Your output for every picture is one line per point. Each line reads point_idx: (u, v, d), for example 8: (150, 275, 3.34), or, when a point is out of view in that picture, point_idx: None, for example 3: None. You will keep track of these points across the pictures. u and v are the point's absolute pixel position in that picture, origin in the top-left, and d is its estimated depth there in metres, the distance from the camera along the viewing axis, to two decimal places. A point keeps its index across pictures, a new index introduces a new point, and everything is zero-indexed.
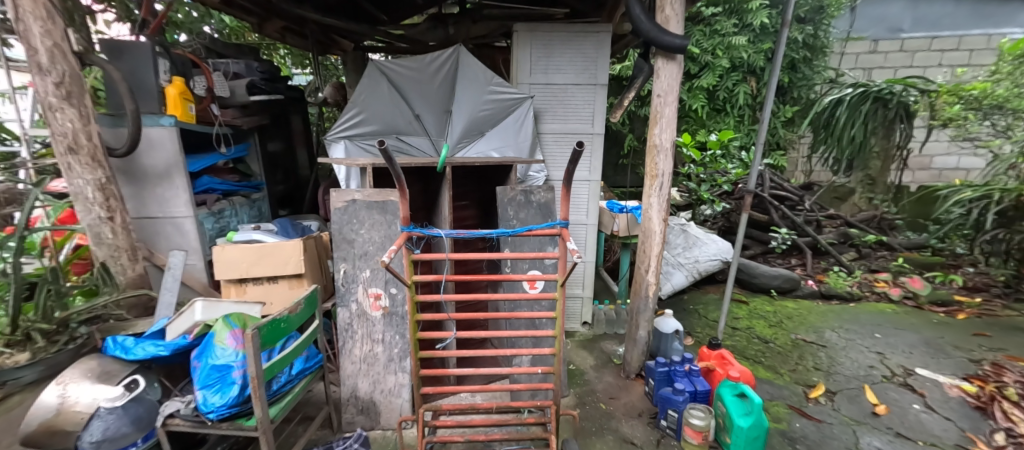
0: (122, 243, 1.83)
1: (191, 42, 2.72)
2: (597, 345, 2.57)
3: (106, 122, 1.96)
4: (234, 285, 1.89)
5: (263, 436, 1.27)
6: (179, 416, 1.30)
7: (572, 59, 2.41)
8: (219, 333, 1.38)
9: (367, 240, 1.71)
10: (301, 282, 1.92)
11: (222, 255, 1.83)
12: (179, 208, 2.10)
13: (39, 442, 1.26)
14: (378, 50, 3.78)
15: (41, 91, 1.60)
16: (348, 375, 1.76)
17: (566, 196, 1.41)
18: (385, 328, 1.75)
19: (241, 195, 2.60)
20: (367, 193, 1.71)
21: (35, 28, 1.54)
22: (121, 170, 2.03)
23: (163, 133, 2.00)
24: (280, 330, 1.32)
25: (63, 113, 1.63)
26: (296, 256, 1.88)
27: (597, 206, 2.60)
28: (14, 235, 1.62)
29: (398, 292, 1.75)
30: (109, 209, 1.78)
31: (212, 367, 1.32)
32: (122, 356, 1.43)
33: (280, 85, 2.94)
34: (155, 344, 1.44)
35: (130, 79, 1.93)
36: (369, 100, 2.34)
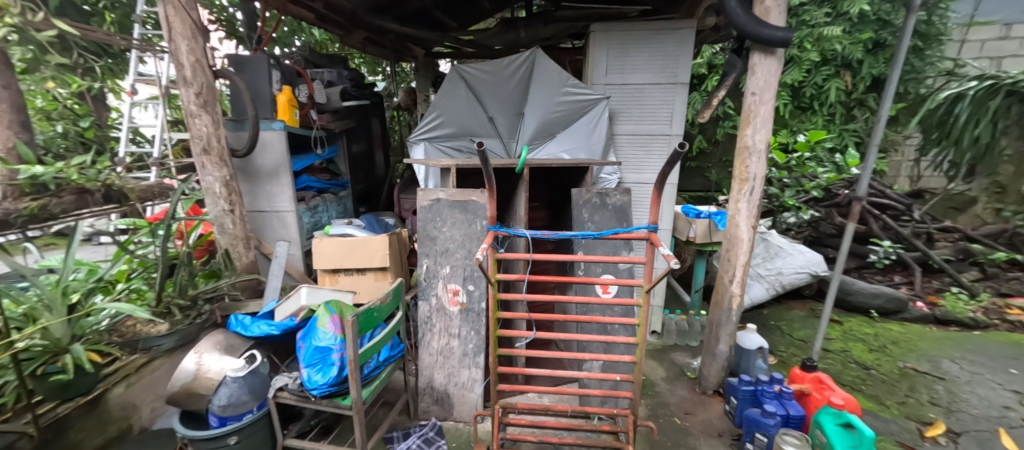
0: (239, 233, 2.08)
1: (292, 55, 3.03)
2: (667, 356, 2.46)
3: (231, 127, 2.25)
4: (327, 275, 2.07)
5: (357, 415, 1.38)
6: (287, 390, 1.45)
7: (651, 58, 2.33)
8: (322, 318, 1.51)
9: (448, 238, 1.78)
10: (385, 275, 2.05)
11: (319, 246, 2.02)
12: (282, 203, 2.34)
13: (180, 401, 1.44)
14: (447, 55, 3.93)
15: (185, 100, 1.87)
16: (425, 365, 1.84)
17: (656, 200, 1.37)
18: (461, 324, 1.81)
19: (331, 193, 2.84)
20: (450, 193, 1.79)
21: (184, 46, 1.81)
22: (240, 169, 2.31)
23: (274, 136, 2.24)
24: (373, 319, 1.43)
25: (200, 119, 1.89)
26: (382, 250, 2.00)
27: (672, 211, 2.50)
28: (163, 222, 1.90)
29: (475, 289, 1.80)
30: (230, 203, 2.03)
31: (315, 348, 1.46)
32: (241, 333, 1.63)
33: (365, 91, 3.17)
34: (268, 323, 1.63)
35: (250, 89, 2.21)
36: (448, 103, 2.46)
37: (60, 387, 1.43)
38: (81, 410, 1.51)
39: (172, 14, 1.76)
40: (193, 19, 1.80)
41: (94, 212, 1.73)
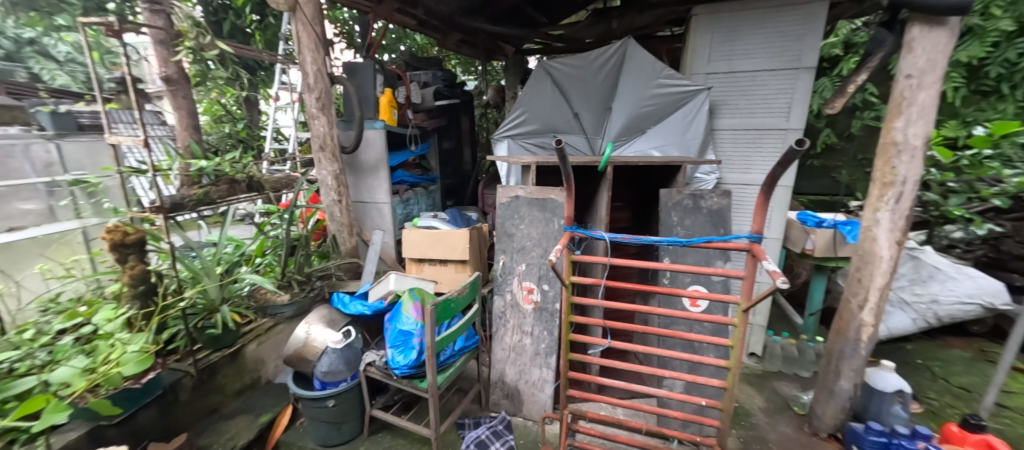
0: (345, 221, 2.34)
1: (396, 60, 3.31)
2: (768, 383, 2.14)
3: (342, 127, 2.54)
4: (414, 263, 2.23)
5: (432, 398, 1.46)
6: (375, 365, 1.59)
7: (766, 41, 2.02)
8: (406, 303, 1.62)
9: (525, 235, 1.78)
10: (465, 268, 2.13)
11: (408, 237, 2.18)
12: (380, 196, 2.58)
13: (293, 363, 1.67)
14: (537, 52, 3.92)
15: (307, 105, 2.15)
16: (498, 359, 1.87)
17: (763, 206, 1.18)
18: (534, 322, 1.80)
19: (422, 187, 3.05)
20: (529, 190, 1.77)
21: (309, 58, 2.08)
22: (348, 164, 2.60)
23: (375, 134, 2.47)
24: (450, 309, 1.48)
25: (319, 121, 2.17)
26: (462, 244, 2.08)
27: (784, 219, 2.17)
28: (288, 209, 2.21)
29: (550, 289, 1.76)
30: (339, 194, 2.30)
31: (399, 331, 1.57)
32: (340, 309, 1.83)
33: (457, 91, 3.32)
34: (362, 304, 1.81)
35: (359, 93, 2.47)
36: (533, 100, 2.45)
37: (211, 339, 1.73)
38: (225, 359, 1.81)
39: (301, 30, 2.04)
40: (316, 33, 2.06)
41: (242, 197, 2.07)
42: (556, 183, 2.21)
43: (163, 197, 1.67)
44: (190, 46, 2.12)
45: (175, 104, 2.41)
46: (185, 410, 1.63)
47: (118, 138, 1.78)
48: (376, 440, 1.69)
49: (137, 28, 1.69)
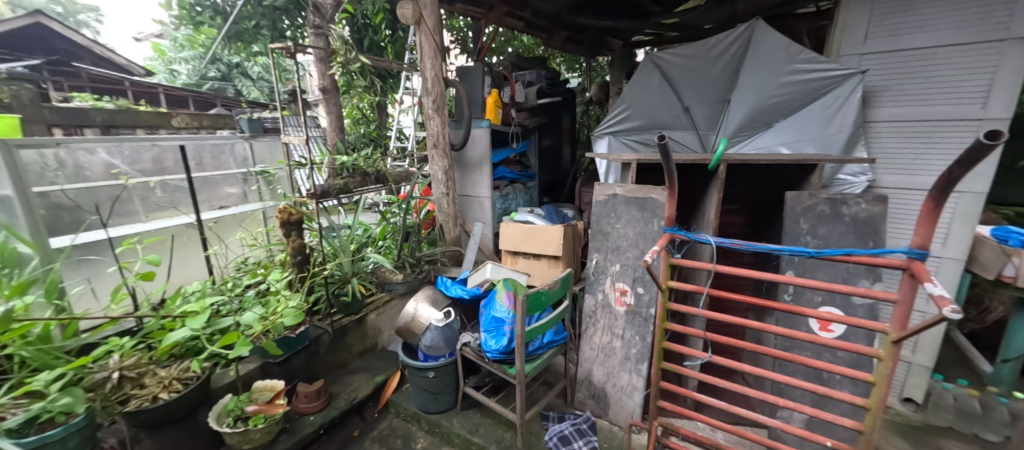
0: (450, 212, 2.56)
1: (504, 61, 3.47)
2: (926, 437, 1.73)
3: (453, 126, 2.77)
4: (509, 255, 2.34)
5: (519, 385, 1.53)
6: (470, 346, 1.72)
7: (955, 8, 1.60)
8: (499, 291, 1.71)
9: (621, 235, 1.73)
10: (558, 264, 2.16)
11: (506, 230, 2.29)
12: (482, 190, 2.76)
13: (404, 334, 1.90)
14: (646, 44, 3.72)
15: (425, 107, 2.40)
16: (586, 358, 1.85)
17: (930, 216, 0.94)
18: (626, 326, 1.74)
19: (521, 183, 3.16)
20: (628, 189, 1.71)
21: (429, 64, 2.32)
22: (456, 160, 2.83)
23: (481, 133, 2.63)
24: (541, 302, 1.52)
25: (433, 121, 2.40)
26: (556, 240, 2.11)
27: (970, 234, 1.71)
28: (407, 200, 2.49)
29: (645, 293, 1.68)
30: (447, 188, 2.53)
31: (492, 317, 1.67)
32: (443, 291, 2.02)
33: (560, 89, 3.35)
34: (461, 288, 1.97)
35: (470, 94, 2.68)
36: (638, 95, 2.36)
37: (343, 305, 2.04)
38: (354, 324, 2.11)
39: (422, 39, 2.28)
40: (434, 41, 2.29)
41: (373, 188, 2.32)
42: (659, 182, 2.09)
43: (316, 186, 2.00)
44: (341, 61, 2.54)
45: (327, 109, 2.92)
46: (325, 360, 1.97)
47: (289, 138, 2.24)
48: (467, 415, 1.83)
49: (304, 49, 2.09)
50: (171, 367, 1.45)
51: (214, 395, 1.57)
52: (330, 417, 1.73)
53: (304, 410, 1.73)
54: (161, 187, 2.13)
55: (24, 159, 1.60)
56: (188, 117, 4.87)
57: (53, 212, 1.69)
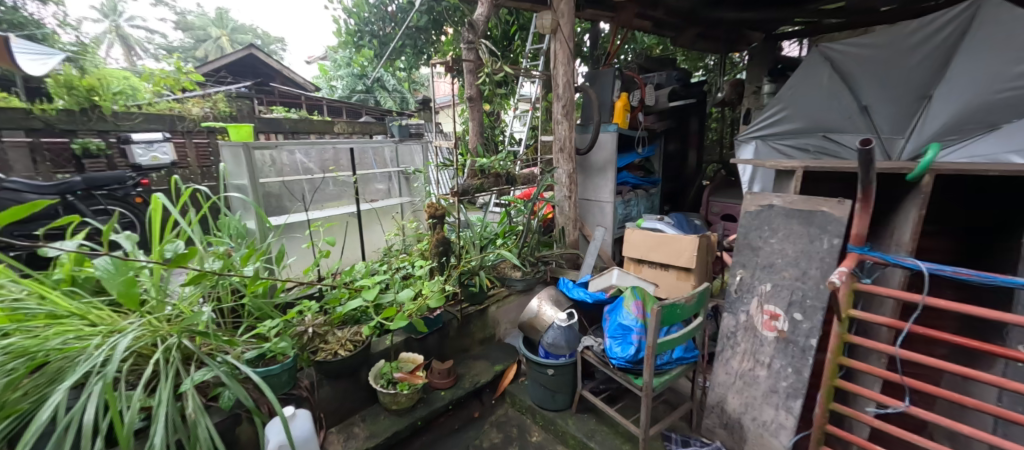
0: (570, 215, 2.62)
1: (630, 64, 3.41)
2: None
3: (579, 130, 2.81)
4: (633, 263, 2.34)
5: (645, 398, 1.47)
6: (592, 350, 1.72)
7: None
8: (627, 299, 1.69)
9: (776, 251, 1.55)
10: (687, 276, 2.07)
11: (630, 237, 2.32)
12: (604, 195, 2.76)
13: (527, 330, 1.98)
14: (798, 33, 3.27)
15: (554, 111, 2.50)
16: (719, 383, 1.70)
17: None
18: (774, 354, 1.55)
19: (643, 189, 3.06)
20: (790, 200, 1.53)
21: (561, 71, 2.42)
22: (579, 164, 2.87)
23: (608, 137, 2.64)
24: (675, 315, 1.45)
25: (562, 126, 2.49)
26: (689, 251, 2.03)
27: None
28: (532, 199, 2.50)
29: (804, 320, 1.47)
30: (569, 191, 2.59)
31: (619, 324, 1.65)
32: (565, 292, 2.06)
33: (694, 89, 3.18)
34: (584, 291, 2.00)
35: (599, 98, 2.72)
36: (798, 94, 2.18)
37: (470, 295, 2.19)
38: (477, 314, 2.25)
39: (557, 48, 2.40)
40: (569, 47, 2.39)
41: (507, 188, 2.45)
42: (835, 192, 1.79)
43: (458, 185, 2.20)
44: (488, 73, 2.79)
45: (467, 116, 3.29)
46: (453, 342, 2.16)
47: (440, 142, 2.64)
48: (582, 419, 1.83)
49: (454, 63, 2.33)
50: (344, 330, 1.79)
51: (373, 358, 1.85)
52: (457, 395, 1.89)
53: (436, 385, 1.91)
54: (332, 183, 2.70)
55: (258, 158, 2.29)
56: (346, 125, 5.81)
57: (267, 196, 2.38)
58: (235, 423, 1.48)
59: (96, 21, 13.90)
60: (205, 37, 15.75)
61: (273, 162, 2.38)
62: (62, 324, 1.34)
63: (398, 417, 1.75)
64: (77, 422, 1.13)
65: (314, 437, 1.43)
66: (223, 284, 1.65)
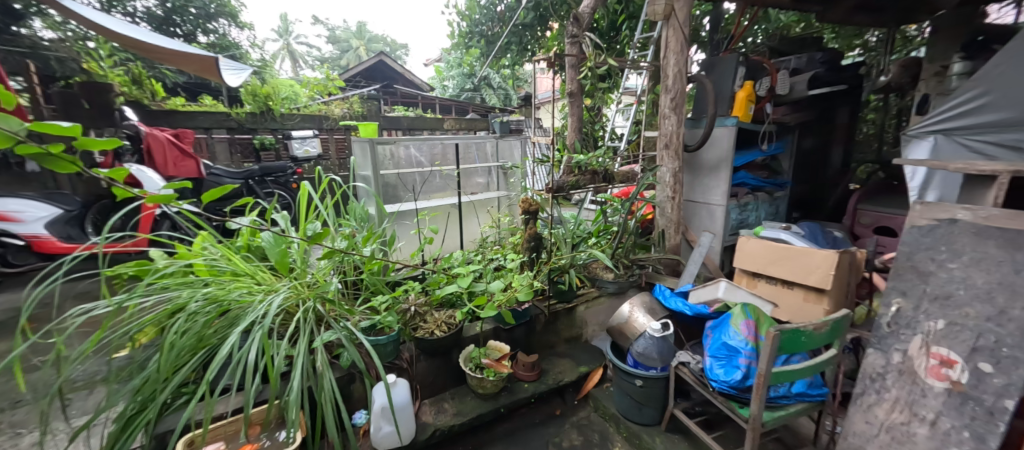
0: (673, 218, 2.43)
1: (762, 47, 3.00)
2: None
3: (688, 124, 2.58)
4: (747, 276, 2.07)
5: (751, 433, 1.29)
6: (688, 367, 1.55)
7: None
8: (735, 317, 1.49)
9: (956, 280, 1.29)
10: (818, 299, 1.76)
11: (745, 246, 2.04)
12: (716, 197, 2.48)
13: (616, 335, 1.88)
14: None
15: (662, 104, 2.32)
16: (854, 433, 1.38)
17: None
18: (940, 408, 1.22)
19: (766, 192, 2.70)
20: (983, 214, 1.31)
21: (672, 59, 2.23)
22: (687, 162, 2.63)
23: (725, 132, 2.36)
24: (799, 343, 1.23)
25: (669, 120, 2.30)
26: (823, 269, 1.71)
27: None
28: (630, 199, 2.36)
29: (994, 373, 1.15)
30: (673, 192, 2.39)
31: (723, 344, 1.46)
32: (660, 301, 1.91)
33: (845, 74, 2.67)
34: (683, 302, 1.82)
35: (715, 89, 2.46)
36: (1008, 76, 1.87)
37: (559, 292, 2.17)
38: (565, 311, 2.22)
39: (670, 34, 2.21)
40: (683, 34, 2.18)
41: (603, 186, 2.35)
42: None
43: (553, 181, 2.15)
44: (591, 65, 2.71)
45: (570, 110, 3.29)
46: (539, 337, 2.17)
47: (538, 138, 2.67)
48: (671, 439, 1.68)
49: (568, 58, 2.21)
50: (440, 312, 1.94)
51: (464, 341, 1.95)
52: (540, 390, 1.89)
53: (521, 377, 1.94)
54: (438, 176, 2.91)
55: (380, 152, 2.61)
56: (454, 121, 6.24)
57: (386, 186, 2.68)
58: (349, 381, 1.70)
59: (274, 41, 17.25)
60: (348, 47, 18.43)
61: (392, 156, 2.69)
62: (239, 281, 1.70)
63: (483, 400, 1.82)
64: (245, 359, 1.41)
65: (410, 406, 1.58)
66: (347, 260, 1.93)
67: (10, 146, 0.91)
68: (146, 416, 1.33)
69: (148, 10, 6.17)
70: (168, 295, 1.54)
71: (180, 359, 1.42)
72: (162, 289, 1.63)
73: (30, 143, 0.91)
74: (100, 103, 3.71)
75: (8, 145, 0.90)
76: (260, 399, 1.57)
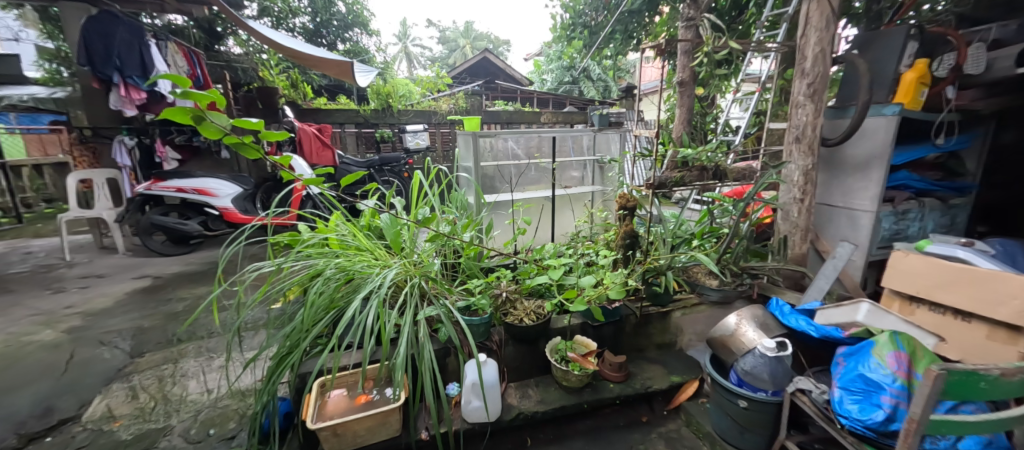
0: (801, 223, 2.10)
1: (944, 15, 2.39)
2: None
3: (829, 114, 2.20)
4: (900, 301, 1.73)
5: None
6: (809, 396, 1.33)
7: None
8: (880, 347, 1.24)
9: None
10: (1011, 338, 1.39)
11: (898, 264, 1.70)
12: (861, 201, 2.07)
13: (716, 347, 1.70)
14: None
15: (796, 91, 2.02)
16: None
17: None
18: None
19: (936, 198, 2.19)
20: None
21: (813, 38, 1.92)
22: (824, 159, 2.25)
23: (881, 122, 1.96)
24: (975, 389, 0.97)
25: (803, 109, 1.99)
26: (1020, 300, 1.34)
27: None
28: (745, 198, 2.06)
29: None
30: (803, 193, 2.07)
31: (860, 376, 1.22)
32: (777, 317, 1.68)
33: None
34: (806, 321, 1.57)
35: (871, 71, 2.05)
36: None
37: (653, 295, 2.02)
38: (659, 315, 2.08)
39: (812, 9, 1.89)
40: (831, 8, 1.85)
41: (713, 184, 2.09)
42: None
43: (656, 176, 2.00)
44: (708, 50, 2.45)
45: (683, 101, 3.02)
46: (629, 339, 2.07)
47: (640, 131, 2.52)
48: None
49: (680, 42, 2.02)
50: (529, 301, 1.97)
51: (551, 332, 1.95)
52: (626, 392, 1.81)
53: (607, 376, 1.88)
54: (534, 169, 2.95)
55: (481, 144, 2.73)
56: (551, 115, 6.28)
57: (484, 177, 2.82)
58: (445, 354, 1.83)
59: (395, 45, 19.26)
60: (456, 47, 19.72)
61: (491, 148, 2.80)
62: (362, 255, 1.97)
63: (567, 393, 1.82)
64: (364, 322, 1.63)
65: (497, 386, 1.65)
66: (448, 244, 2.09)
67: (219, 137, 1.16)
68: (292, 357, 1.62)
69: (303, 26, 7.28)
70: (310, 261, 1.86)
71: (317, 315, 1.70)
72: (306, 256, 1.97)
73: (231, 135, 1.16)
74: (269, 104, 4.60)
75: (217, 136, 1.15)
76: (374, 358, 1.79)
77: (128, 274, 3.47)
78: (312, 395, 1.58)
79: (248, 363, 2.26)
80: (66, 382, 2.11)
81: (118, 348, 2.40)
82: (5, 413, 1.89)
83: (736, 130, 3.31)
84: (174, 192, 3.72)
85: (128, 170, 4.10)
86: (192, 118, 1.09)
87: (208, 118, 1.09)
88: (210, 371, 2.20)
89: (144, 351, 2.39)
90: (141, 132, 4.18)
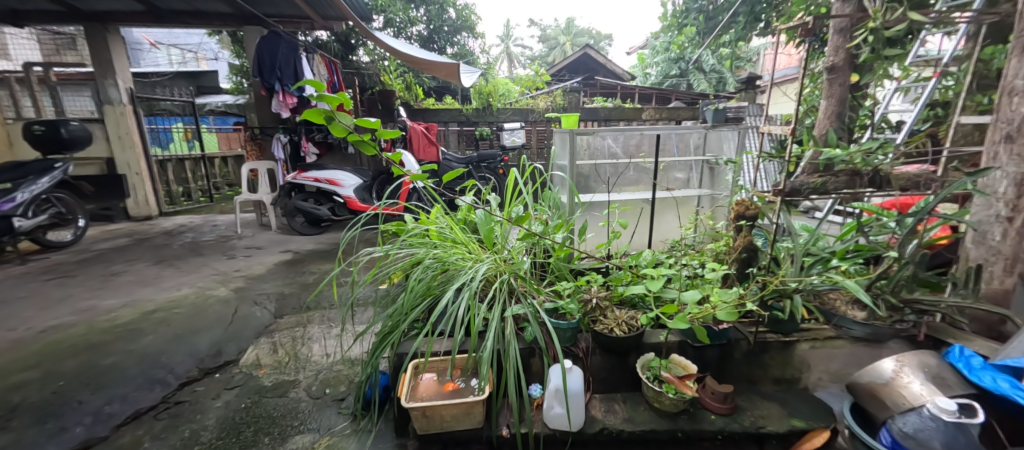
0: (1006, 249, 1.61)
1: None
2: None
3: None
4: None
5: None
6: None
7: None
8: None
9: None
10: None
11: None
12: None
13: (861, 396, 1.37)
14: None
15: (1012, 74, 1.55)
16: None
17: None
18: None
19: None
20: None
21: None
22: None
23: None
24: None
25: (1022, 97, 1.51)
26: None
27: None
28: (915, 213, 1.62)
29: None
30: (1015, 209, 1.58)
31: None
32: (959, 372, 1.29)
33: None
34: (1009, 383, 1.19)
35: None
36: None
37: (774, 321, 1.74)
38: (779, 345, 1.77)
39: None
40: None
41: (866, 192, 1.72)
42: None
43: (789, 182, 1.68)
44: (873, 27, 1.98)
45: (829, 92, 2.50)
46: (738, 367, 1.80)
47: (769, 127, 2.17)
48: None
49: (827, 18, 1.67)
50: (620, 310, 1.85)
51: (643, 347, 1.79)
52: (732, 428, 1.57)
53: (708, 406, 1.64)
54: (632, 169, 2.76)
55: (578, 142, 2.64)
56: (654, 111, 5.89)
57: (579, 176, 2.73)
58: (530, 354, 1.81)
59: (499, 46, 20.03)
60: (556, 44, 19.74)
61: (588, 146, 2.70)
62: (457, 247, 2.05)
63: (660, 416, 1.65)
64: (456, 313, 1.68)
65: (582, 395, 1.57)
66: (539, 244, 2.06)
67: (344, 135, 1.28)
68: (391, 337, 1.75)
69: (419, 34, 7.98)
70: (411, 250, 2.00)
71: (416, 300, 1.81)
72: (409, 245, 2.12)
73: (354, 134, 1.28)
74: (388, 105, 5.13)
75: (343, 135, 1.27)
76: (462, 348, 1.86)
77: (277, 248, 4.20)
78: (407, 374, 1.70)
79: (358, 335, 2.56)
80: (229, 332, 2.62)
81: (265, 308, 2.91)
82: (191, 350, 2.41)
83: (898, 126, 2.66)
84: (312, 182, 4.37)
85: (282, 162, 4.90)
86: (324, 119, 1.22)
87: (336, 118, 1.23)
88: (329, 338, 2.54)
89: (284, 314, 2.85)
90: (293, 131, 4.99)
